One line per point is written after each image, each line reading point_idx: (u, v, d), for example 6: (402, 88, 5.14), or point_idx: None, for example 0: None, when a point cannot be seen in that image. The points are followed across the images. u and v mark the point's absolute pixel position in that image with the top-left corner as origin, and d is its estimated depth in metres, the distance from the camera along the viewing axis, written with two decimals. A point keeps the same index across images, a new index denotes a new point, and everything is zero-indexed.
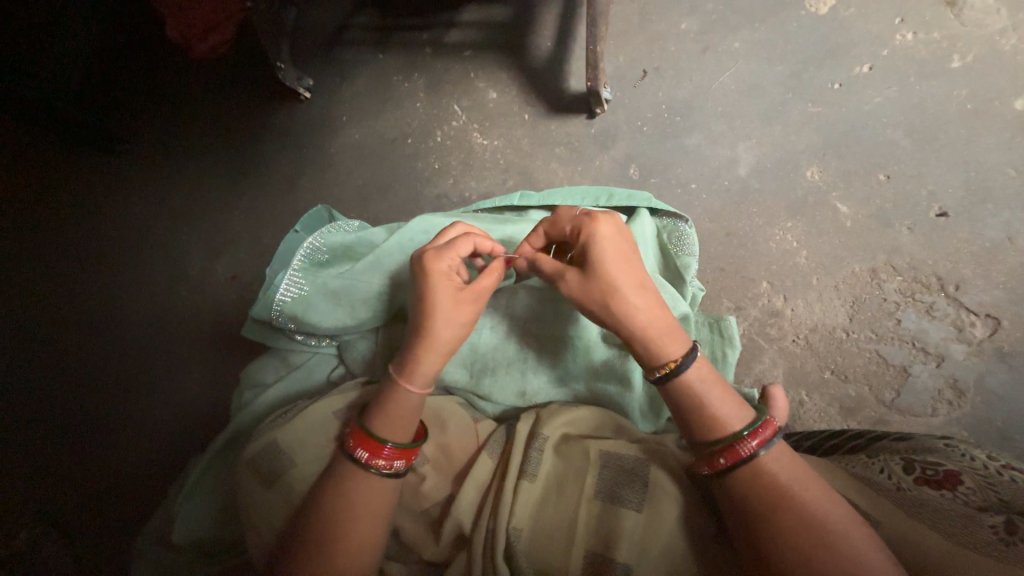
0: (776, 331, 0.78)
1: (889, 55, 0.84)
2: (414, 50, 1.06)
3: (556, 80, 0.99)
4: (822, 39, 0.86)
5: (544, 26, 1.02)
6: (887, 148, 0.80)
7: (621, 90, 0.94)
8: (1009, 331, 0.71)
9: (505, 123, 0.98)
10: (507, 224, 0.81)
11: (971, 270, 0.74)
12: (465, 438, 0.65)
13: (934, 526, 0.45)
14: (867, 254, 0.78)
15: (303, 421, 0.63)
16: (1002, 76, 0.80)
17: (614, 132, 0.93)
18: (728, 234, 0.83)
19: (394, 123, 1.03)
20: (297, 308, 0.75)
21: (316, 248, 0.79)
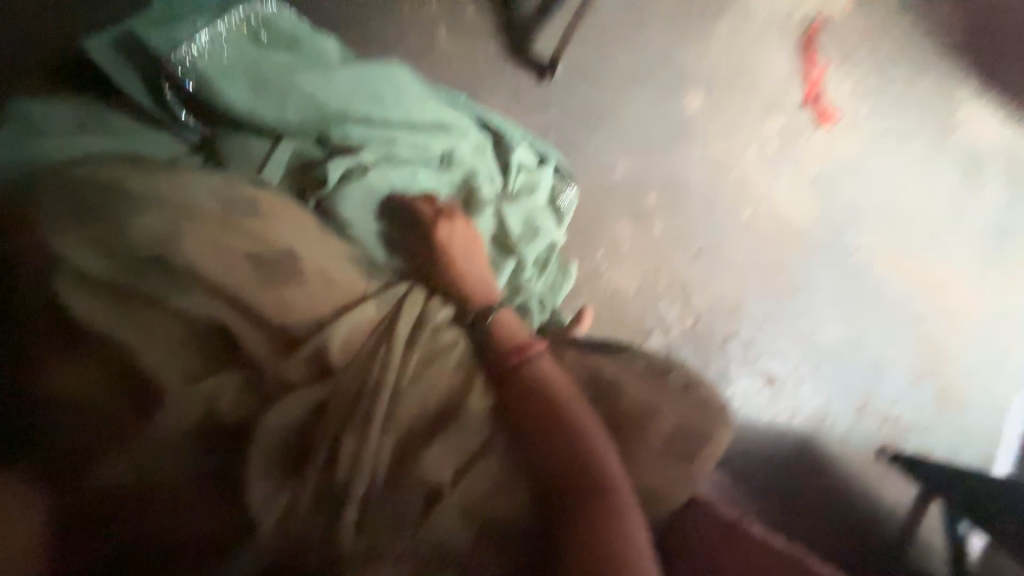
0: (594, 284, 1.16)
1: (714, 149, 1.28)
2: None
3: (526, 34, 1.20)
4: (685, 118, 1.28)
5: None
6: (689, 203, 1.25)
7: (566, 75, 1.21)
8: (702, 327, 1.20)
9: (471, 41, 1.16)
10: (444, 108, 0.98)
11: (698, 289, 1.22)
12: (352, 287, 0.75)
13: (633, 406, 0.80)
14: (657, 260, 1.21)
15: (172, 185, 0.66)
16: (760, 185, 1.30)
17: (550, 99, 1.19)
18: (593, 209, 1.19)
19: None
20: (210, 71, 0.78)
21: (254, 21, 0.82)
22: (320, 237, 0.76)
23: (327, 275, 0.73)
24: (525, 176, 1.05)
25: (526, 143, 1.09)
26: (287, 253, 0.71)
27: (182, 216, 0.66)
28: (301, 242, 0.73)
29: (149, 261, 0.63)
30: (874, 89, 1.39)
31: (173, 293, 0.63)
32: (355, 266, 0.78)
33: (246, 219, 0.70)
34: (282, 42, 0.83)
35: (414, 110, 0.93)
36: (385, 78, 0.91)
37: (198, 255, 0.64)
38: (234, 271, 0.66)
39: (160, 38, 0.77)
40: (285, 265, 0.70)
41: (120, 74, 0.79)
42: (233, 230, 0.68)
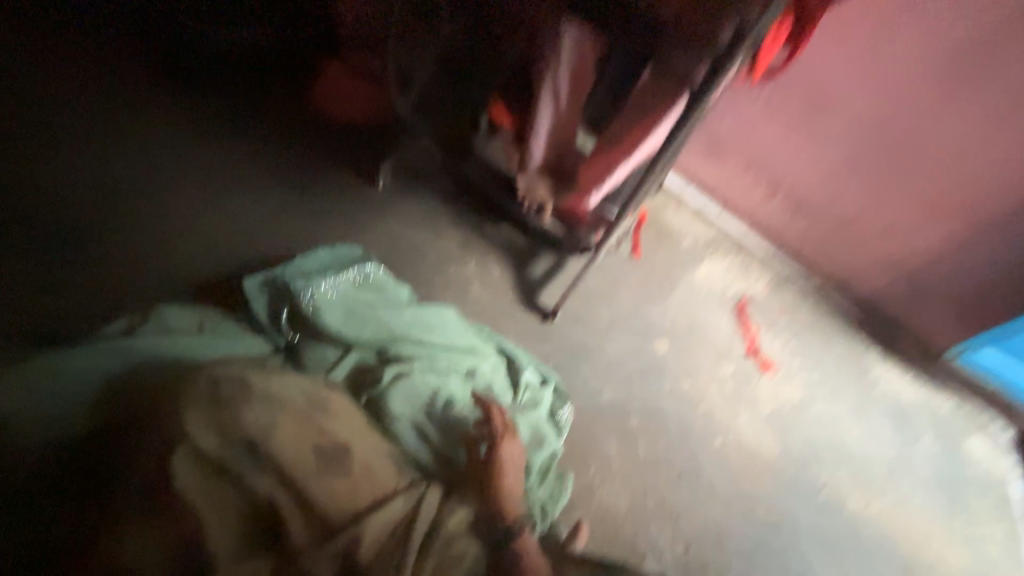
0: (587, 499, 1.29)
1: (682, 385, 1.58)
2: (464, 220, 1.72)
3: (534, 288, 1.64)
4: (656, 357, 1.61)
5: (540, 259, 1.72)
6: (666, 428, 1.47)
7: (565, 320, 1.60)
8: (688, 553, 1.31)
9: (497, 292, 1.60)
10: (475, 337, 1.30)
11: (682, 512, 1.35)
12: (387, 486, 0.86)
13: None
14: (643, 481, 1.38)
15: (278, 384, 0.86)
16: (725, 418, 1.55)
17: (551, 337, 1.56)
18: (584, 427, 1.41)
19: (432, 247, 1.64)
20: (322, 303, 1.13)
21: (359, 274, 1.21)
22: (370, 435, 0.93)
23: (371, 472, 0.85)
24: (532, 393, 1.29)
25: (534, 366, 1.36)
26: (344, 446, 0.85)
27: (278, 408, 0.83)
28: (357, 438, 0.88)
29: (241, 442, 0.77)
30: (802, 351, 1.77)
31: (250, 473, 0.75)
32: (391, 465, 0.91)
33: (322, 416, 0.87)
34: (373, 288, 1.21)
35: (454, 339, 1.24)
36: (438, 314, 1.25)
37: (282, 442, 0.79)
38: (302, 459, 0.79)
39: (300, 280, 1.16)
40: (342, 459, 0.84)
41: (259, 305, 1.16)
42: (312, 424, 0.84)
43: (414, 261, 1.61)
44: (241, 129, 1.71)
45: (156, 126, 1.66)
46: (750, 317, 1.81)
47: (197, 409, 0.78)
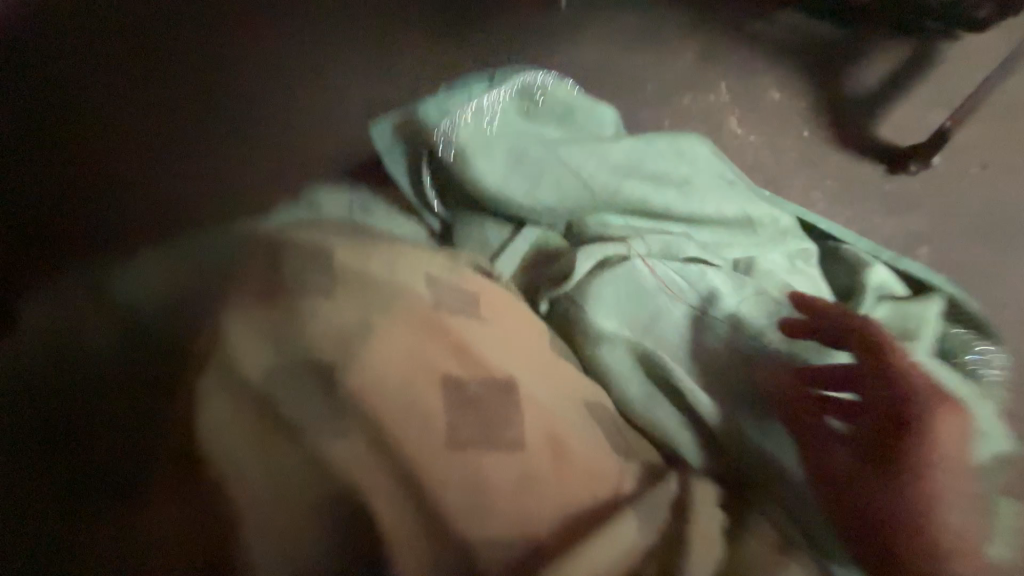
0: None
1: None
2: (704, 21, 0.99)
3: (863, 117, 0.84)
4: None
5: (875, 63, 0.88)
6: None
7: (945, 165, 0.76)
8: None
9: (776, 126, 0.86)
10: (752, 199, 0.65)
11: None
12: (598, 478, 0.39)
13: None
14: None
15: (372, 258, 0.45)
16: None
17: (913, 201, 0.74)
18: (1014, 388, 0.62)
19: (650, 69, 0.96)
20: (472, 142, 0.64)
21: (531, 86, 0.67)
22: (559, 365, 0.49)
23: (558, 445, 0.40)
24: (891, 308, 0.60)
25: (885, 259, 0.65)
26: (505, 387, 0.41)
27: (375, 302, 0.42)
28: (532, 378, 0.44)
29: (308, 365, 0.38)
30: None
31: (317, 426, 0.37)
32: (594, 428, 0.43)
33: (457, 318, 0.45)
34: (557, 114, 0.67)
35: (714, 201, 0.63)
36: (675, 151, 0.64)
37: (381, 372, 0.38)
38: (423, 404, 0.38)
39: (429, 103, 0.66)
40: (501, 411, 0.40)
41: (380, 148, 0.70)
42: (440, 333, 0.42)
43: (618, 89, 0.94)
44: None
45: None
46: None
47: (241, 304, 0.41)
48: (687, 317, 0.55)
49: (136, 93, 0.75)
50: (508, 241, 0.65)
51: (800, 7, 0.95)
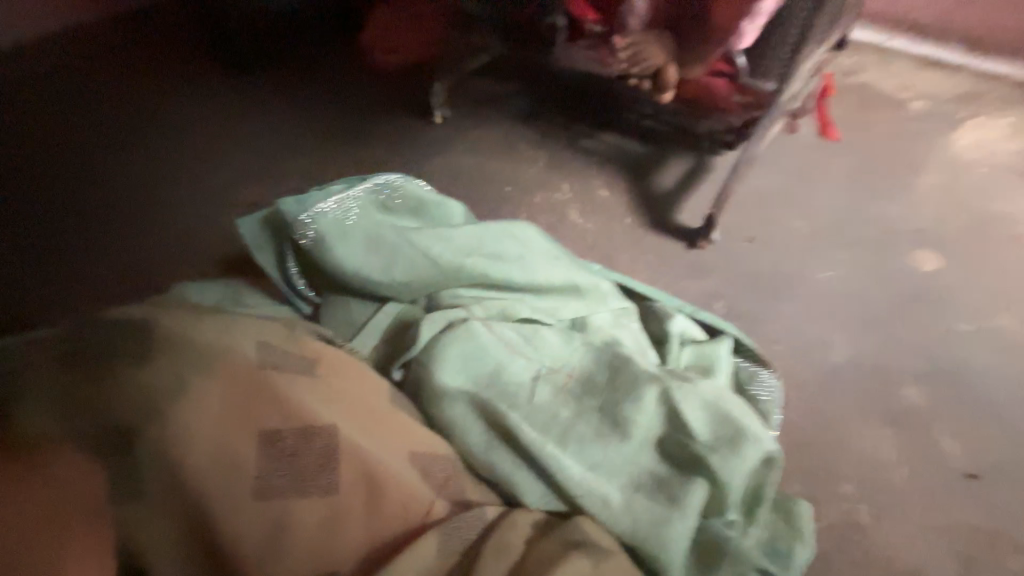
0: (851, 552, 0.62)
1: (999, 322, 0.82)
2: (550, 138, 1.24)
3: (666, 206, 1.08)
4: (926, 283, 0.87)
5: (671, 171, 1.16)
6: (980, 395, 0.75)
7: (725, 239, 0.98)
8: None
9: (606, 216, 1.06)
10: (581, 269, 0.79)
11: None
12: (402, 516, 0.43)
13: None
14: (960, 511, 0.66)
15: (215, 326, 0.47)
16: None
17: (709, 266, 0.94)
18: (810, 410, 0.73)
19: (506, 173, 1.17)
20: (332, 227, 0.71)
21: (391, 186, 0.79)
22: (392, 420, 0.50)
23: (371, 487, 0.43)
24: (691, 351, 0.73)
25: (686, 311, 0.80)
26: (326, 444, 0.43)
27: (190, 361, 0.42)
28: (355, 433, 0.45)
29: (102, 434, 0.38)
30: None
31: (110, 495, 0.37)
32: (413, 468, 0.47)
33: (287, 377, 0.46)
34: (412, 207, 0.79)
35: (548, 272, 0.75)
36: (507, 236, 0.78)
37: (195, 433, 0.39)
38: (238, 457, 0.40)
39: (294, 197, 0.74)
40: (316, 461, 0.42)
41: (258, 246, 0.76)
42: (262, 393, 0.43)
43: (480, 190, 1.13)
44: (267, 61, 1.37)
45: (150, 77, 1.29)
46: None
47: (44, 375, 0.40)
48: (527, 369, 0.61)
49: (114, 244, 0.98)
50: (371, 315, 0.69)
51: (616, 132, 1.25)
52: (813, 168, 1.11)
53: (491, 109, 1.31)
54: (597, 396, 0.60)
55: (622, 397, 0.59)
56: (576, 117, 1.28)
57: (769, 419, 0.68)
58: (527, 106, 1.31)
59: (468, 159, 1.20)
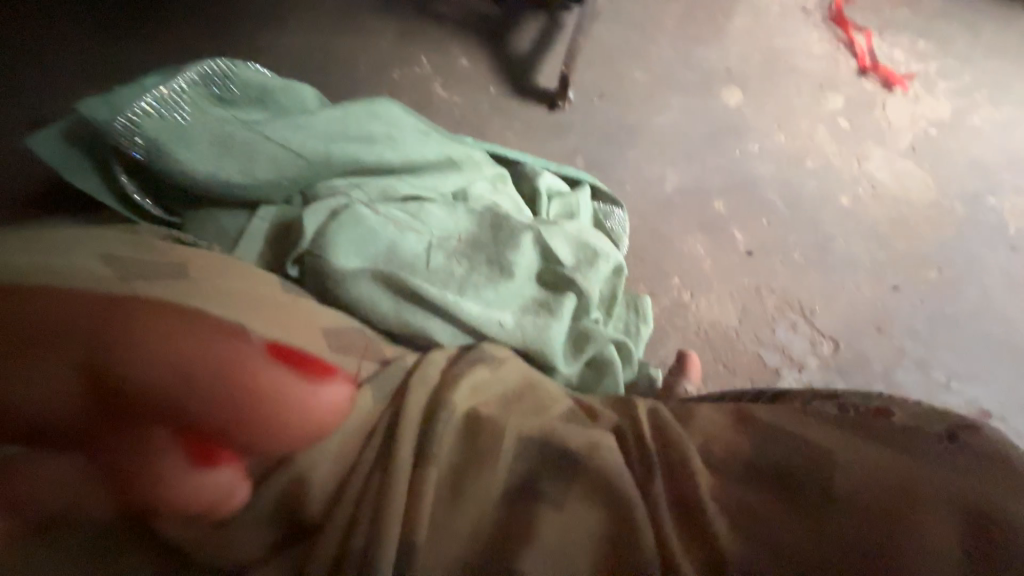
0: (680, 321, 0.85)
1: (775, 140, 1.04)
2: (395, 3, 1.13)
3: (525, 70, 1.10)
4: (731, 115, 1.07)
5: (526, 31, 1.16)
6: (766, 193, 0.98)
7: (580, 97, 1.06)
8: (846, 353, 0.84)
9: (469, 87, 1.06)
10: (452, 143, 0.82)
11: (821, 300, 0.88)
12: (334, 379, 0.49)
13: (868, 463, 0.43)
14: (753, 276, 0.89)
15: (83, 258, 0.47)
16: (847, 162, 1.03)
17: (568, 125, 1.03)
18: (650, 232, 0.92)
19: (356, 50, 1.06)
20: (165, 132, 0.63)
21: (224, 77, 0.70)
22: (297, 308, 0.53)
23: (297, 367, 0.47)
24: (558, 202, 0.85)
25: (551, 168, 0.89)
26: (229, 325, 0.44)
27: (51, 298, 0.41)
28: (262, 318, 0.48)
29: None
30: (928, 43, 1.21)
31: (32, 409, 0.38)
32: (333, 348, 0.52)
33: (176, 286, 0.47)
34: (256, 98, 0.72)
35: (421, 149, 0.77)
36: (371, 118, 0.76)
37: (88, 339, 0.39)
38: (149, 373, 0.39)
39: (100, 101, 0.63)
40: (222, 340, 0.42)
41: (72, 168, 0.64)
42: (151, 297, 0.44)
43: (331, 72, 1.03)
44: None
45: None
46: (854, 26, 1.23)
47: None
48: (418, 239, 0.67)
49: None
50: (245, 223, 0.67)
51: None
52: (649, 17, 1.19)
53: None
54: (483, 250, 0.69)
55: (504, 246, 0.69)
56: None
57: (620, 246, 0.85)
58: None
59: (306, 36, 1.05)
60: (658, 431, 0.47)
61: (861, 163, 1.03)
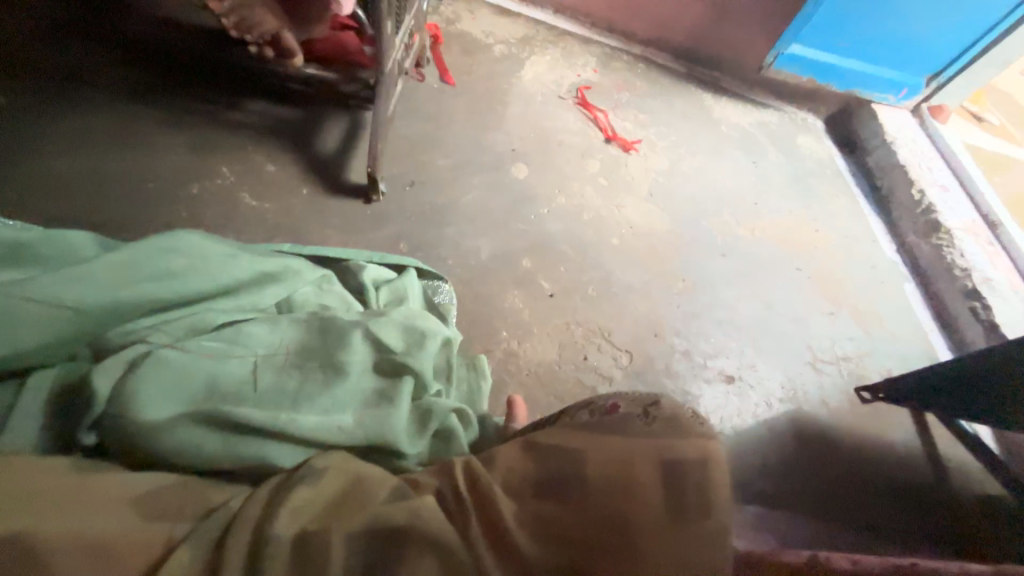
0: (512, 367, 1.00)
1: (558, 201, 1.31)
2: (185, 122, 1.13)
3: (336, 167, 1.17)
4: (522, 186, 1.32)
5: (331, 130, 1.23)
6: (559, 245, 1.22)
7: (393, 188, 1.19)
8: (637, 358, 1.08)
9: (280, 191, 1.10)
10: (267, 257, 0.85)
11: (614, 322, 1.12)
12: (145, 556, 0.46)
13: (607, 436, 0.56)
14: (562, 314, 1.10)
15: None
16: (610, 211, 1.35)
17: (386, 215, 1.14)
18: (476, 296, 1.08)
19: (147, 174, 1.04)
20: None
21: None
22: (90, 487, 0.50)
23: (97, 556, 0.44)
24: (387, 289, 0.93)
25: (376, 260, 0.98)
26: (16, 547, 0.43)
27: None
28: (55, 522, 0.45)
29: None
30: (645, 116, 1.66)
31: None
32: (140, 515, 0.49)
33: None
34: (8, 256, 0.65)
35: (233, 271, 0.78)
36: (164, 249, 0.73)
37: None
38: None
39: None
40: (13, 566, 0.42)
41: None
42: None
43: (123, 201, 1.00)
44: None
45: None
46: (596, 107, 1.63)
47: None
48: (243, 364, 0.68)
49: None
50: (11, 398, 0.60)
51: (262, 100, 1.22)
52: (442, 112, 1.40)
53: (93, 103, 1.11)
54: (315, 357, 0.73)
55: (336, 347, 0.74)
56: (207, 91, 1.18)
57: (450, 318, 0.97)
58: (136, 91, 1.15)
59: (89, 169, 1.02)
60: (473, 481, 0.54)
61: (620, 210, 1.36)
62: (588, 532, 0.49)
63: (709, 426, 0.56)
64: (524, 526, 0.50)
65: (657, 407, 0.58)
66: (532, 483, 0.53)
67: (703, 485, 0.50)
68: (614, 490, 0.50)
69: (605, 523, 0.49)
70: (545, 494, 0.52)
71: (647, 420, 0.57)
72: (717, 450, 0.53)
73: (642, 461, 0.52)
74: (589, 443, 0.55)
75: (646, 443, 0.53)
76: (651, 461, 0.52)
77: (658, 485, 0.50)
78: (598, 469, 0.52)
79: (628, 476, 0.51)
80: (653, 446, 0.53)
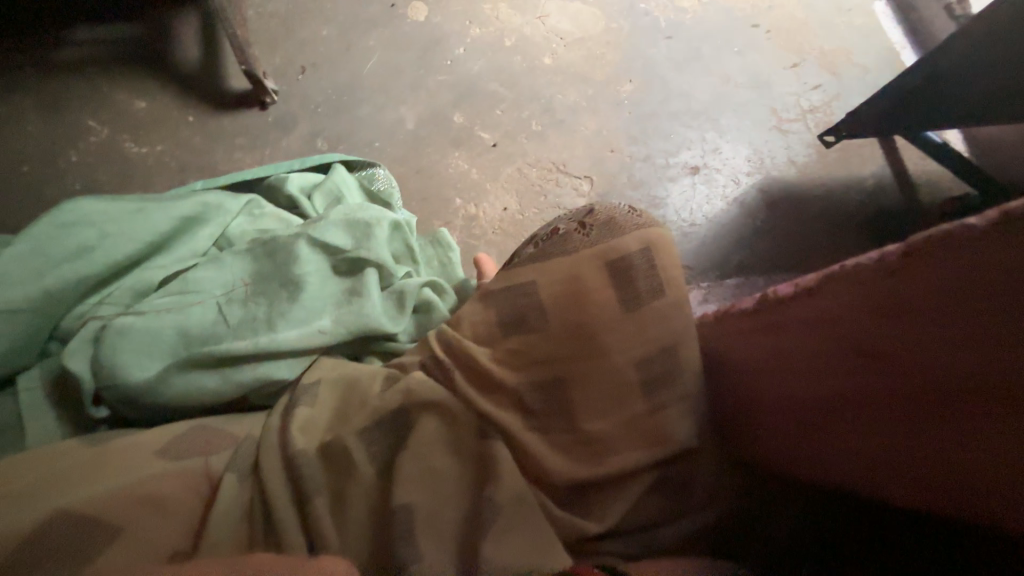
0: (477, 229, 0.99)
1: (472, 35, 1.13)
2: (25, 91, 0.99)
3: (211, 80, 1.01)
4: (427, 30, 1.13)
5: (185, 36, 1.03)
6: (487, 87, 1.09)
7: (284, 84, 1.03)
8: (598, 181, 1.05)
9: (164, 127, 0.97)
10: (180, 199, 0.78)
11: (567, 153, 1.06)
12: (195, 487, 0.54)
13: (551, 261, 0.57)
14: (511, 162, 1.04)
15: None
16: (534, 27, 1.16)
17: (290, 117, 1.01)
18: (417, 172, 1.01)
19: (16, 157, 0.93)
20: None
21: None
22: (125, 453, 0.55)
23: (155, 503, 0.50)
24: (319, 194, 0.87)
25: (296, 168, 0.90)
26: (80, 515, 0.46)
27: None
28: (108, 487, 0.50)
29: None
30: None
31: None
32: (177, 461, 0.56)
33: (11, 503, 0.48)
34: None
35: (150, 225, 0.73)
36: (67, 229, 0.68)
37: None
38: None
39: None
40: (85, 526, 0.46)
41: None
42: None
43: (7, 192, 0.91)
44: None
45: None
46: None
47: None
48: (206, 308, 0.68)
49: None
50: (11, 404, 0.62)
51: (91, 35, 1.03)
52: None
53: None
54: (272, 280, 0.72)
55: (286, 264, 0.72)
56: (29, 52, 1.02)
57: (397, 204, 0.93)
58: None
59: None
60: (449, 347, 0.59)
61: (544, 22, 1.17)
62: (556, 352, 0.55)
63: (642, 217, 0.59)
64: (504, 362, 0.56)
65: (591, 216, 0.59)
66: (498, 327, 0.58)
67: (649, 271, 0.55)
68: (569, 307, 0.55)
69: (572, 335, 0.54)
70: (511, 332, 0.57)
71: (585, 232, 0.58)
72: (654, 238, 0.56)
73: (590, 269, 0.55)
74: (538, 272, 0.56)
75: (586, 254, 0.56)
76: (597, 268, 0.55)
77: (605, 292, 0.55)
78: (552, 295, 0.56)
79: (579, 293, 0.55)
80: (597, 253, 0.56)
